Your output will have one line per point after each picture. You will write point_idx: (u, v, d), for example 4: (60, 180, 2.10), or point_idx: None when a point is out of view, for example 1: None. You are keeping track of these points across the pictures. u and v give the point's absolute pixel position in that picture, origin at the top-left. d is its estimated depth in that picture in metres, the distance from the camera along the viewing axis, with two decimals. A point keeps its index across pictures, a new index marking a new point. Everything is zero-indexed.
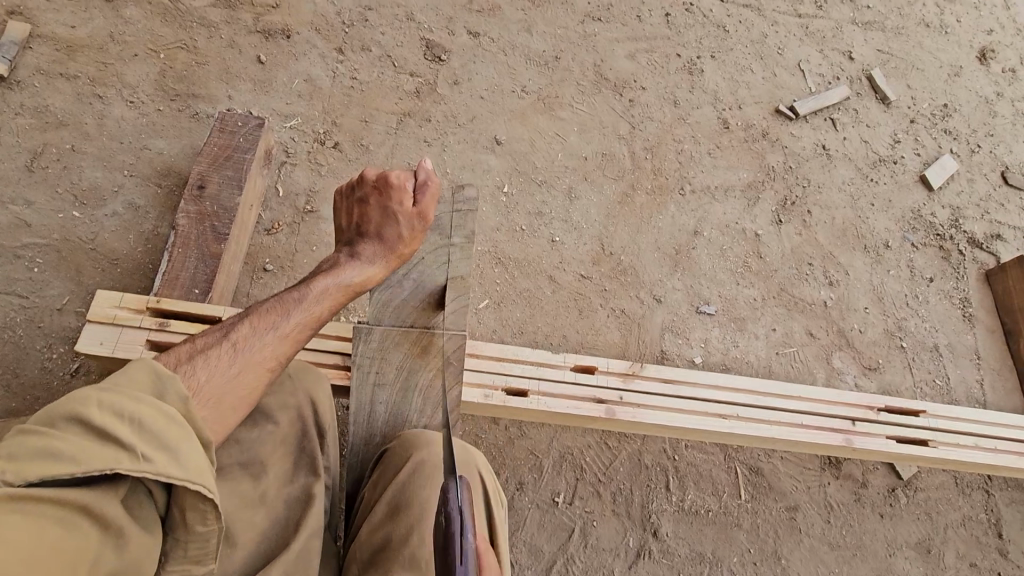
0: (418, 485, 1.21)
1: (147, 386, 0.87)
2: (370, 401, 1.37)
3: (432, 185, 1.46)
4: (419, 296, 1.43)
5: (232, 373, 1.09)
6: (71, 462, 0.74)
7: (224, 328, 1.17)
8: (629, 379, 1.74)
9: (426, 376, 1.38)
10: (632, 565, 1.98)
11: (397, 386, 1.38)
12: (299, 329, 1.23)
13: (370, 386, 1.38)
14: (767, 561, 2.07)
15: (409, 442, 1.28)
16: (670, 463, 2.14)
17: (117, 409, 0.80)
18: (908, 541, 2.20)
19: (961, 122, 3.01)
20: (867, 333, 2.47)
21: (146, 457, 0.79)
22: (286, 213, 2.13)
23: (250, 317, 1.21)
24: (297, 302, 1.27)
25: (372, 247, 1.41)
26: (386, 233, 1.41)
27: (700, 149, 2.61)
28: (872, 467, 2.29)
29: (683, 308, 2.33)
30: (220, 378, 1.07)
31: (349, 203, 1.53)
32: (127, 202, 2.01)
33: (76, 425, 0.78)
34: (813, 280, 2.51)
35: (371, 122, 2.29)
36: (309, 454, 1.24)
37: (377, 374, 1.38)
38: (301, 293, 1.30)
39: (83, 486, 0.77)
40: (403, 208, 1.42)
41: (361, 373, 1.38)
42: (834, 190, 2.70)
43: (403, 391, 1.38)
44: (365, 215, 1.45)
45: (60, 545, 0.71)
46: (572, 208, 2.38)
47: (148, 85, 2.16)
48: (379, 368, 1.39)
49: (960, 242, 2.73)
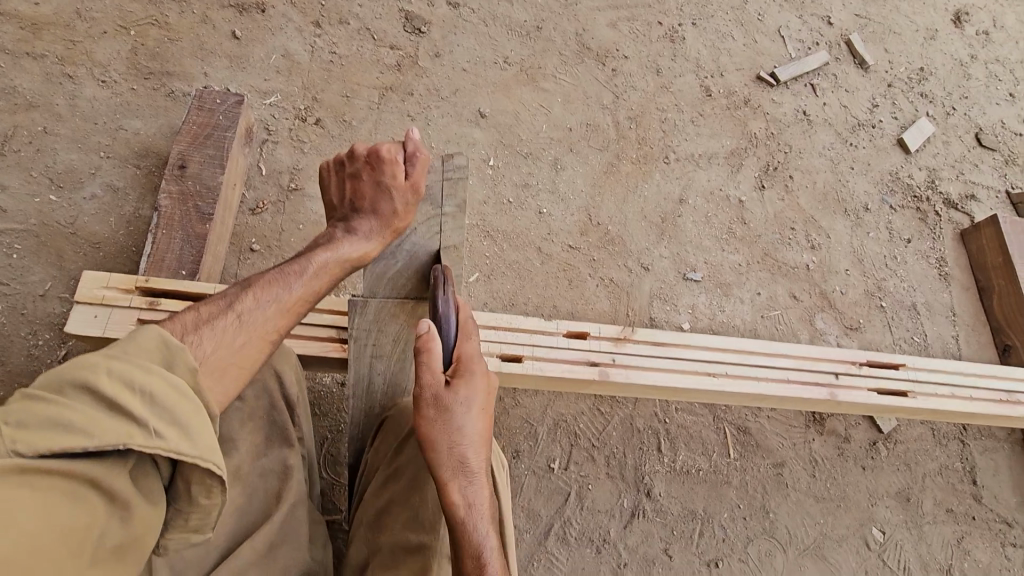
0: (419, 449, 1.24)
1: (152, 358, 0.86)
2: (365, 376, 1.38)
3: (421, 156, 1.45)
4: (412, 263, 1.43)
5: (236, 343, 1.07)
6: (81, 433, 0.75)
7: (225, 300, 1.15)
8: (621, 343, 1.77)
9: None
10: (627, 524, 2.04)
11: (393, 359, 1.39)
12: (300, 301, 1.23)
13: (365, 360, 1.38)
14: (757, 515, 2.15)
15: (409, 408, 1.30)
16: (662, 426, 2.19)
17: (126, 381, 0.81)
18: (889, 490, 2.30)
19: (936, 85, 3.07)
20: (848, 294, 2.54)
21: (156, 432, 0.80)
22: (270, 192, 2.10)
23: (250, 289, 1.20)
24: (297, 275, 1.27)
25: (367, 221, 1.40)
26: (381, 206, 1.40)
27: (683, 117, 2.62)
28: (853, 423, 2.37)
29: (671, 276, 2.37)
30: (227, 347, 1.06)
31: (339, 177, 1.51)
32: (106, 185, 1.97)
33: (86, 394, 0.79)
34: (795, 244, 2.56)
35: (353, 97, 2.25)
36: (280, 426, 1.26)
37: (371, 348, 1.39)
38: (299, 268, 1.29)
39: (94, 457, 0.78)
40: (395, 180, 1.42)
41: (355, 350, 1.38)
42: (815, 155, 2.74)
43: (400, 363, 1.39)
44: (358, 190, 1.44)
45: (71, 511, 0.74)
46: (559, 179, 2.39)
47: (119, 63, 2.09)
48: (372, 343, 1.39)
49: (936, 203, 2.81)
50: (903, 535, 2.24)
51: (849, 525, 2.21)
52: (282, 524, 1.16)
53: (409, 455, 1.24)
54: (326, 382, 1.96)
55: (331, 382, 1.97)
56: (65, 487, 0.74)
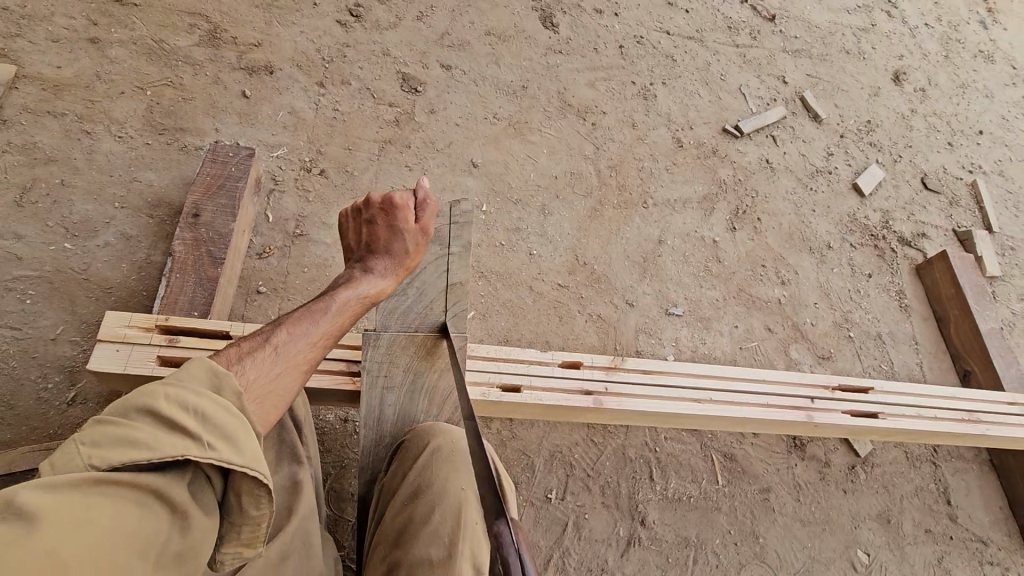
0: (435, 468, 1.32)
1: (204, 382, 0.94)
2: (377, 407, 1.46)
3: (430, 203, 1.63)
4: (423, 301, 1.57)
5: (278, 372, 1.16)
6: (146, 447, 0.81)
7: (262, 332, 1.23)
8: (613, 371, 1.90)
9: (434, 381, 1.51)
10: (625, 553, 2.09)
11: (406, 391, 1.49)
12: (329, 335, 1.32)
13: (378, 393, 1.47)
14: (747, 540, 2.22)
15: (424, 431, 1.38)
16: (653, 455, 2.28)
17: (182, 402, 0.88)
18: (870, 513, 2.41)
19: (883, 136, 3.39)
20: (818, 326, 2.72)
21: (212, 446, 0.86)
22: (276, 238, 2.21)
23: (285, 322, 1.28)
24: (325, 310, 1.36)
25: (384, 261, 1.53)
26: (395, 248, 1.54)
27: (658, 165, 2.86)
28: (832, 447, 2.50)
29: (654, 311, 2.53)
30: (269, 377, 1.14)
31: (356, 221, 1.67)
32: (119, 233, 2.06)
33: (147, 415, 0.85)
34: (767, 280, 2.76)
35: (355, 150, 2.42)
36: (289, 445, 1.34)
37: (385, 381, 1.48)
38: (326, 302, 1.38)
39: (155, 473, 0.82)
40: (408, 224, 1.58)
41: (370, 382, 1.48)
42: (780, 199, 2.98)
43: (411, 395, 1.49)
44: (373, 233, 1.58)
45: (137, 521, 0.77)
46: (547, 223, 2.56)
47: (135, 121, 2.23)
48: (386, 376, 1.49)
49: (891, 241, 3.07)
50: (887, 557, 2.33)
51: (836, 548, 2.30)
52: (298, 533, 1.22)
53: (428, 478, 1.32)
54: (329, 418, 2.03)
55: (333, 418, 2.03)
56: (130, 496, 0.78)
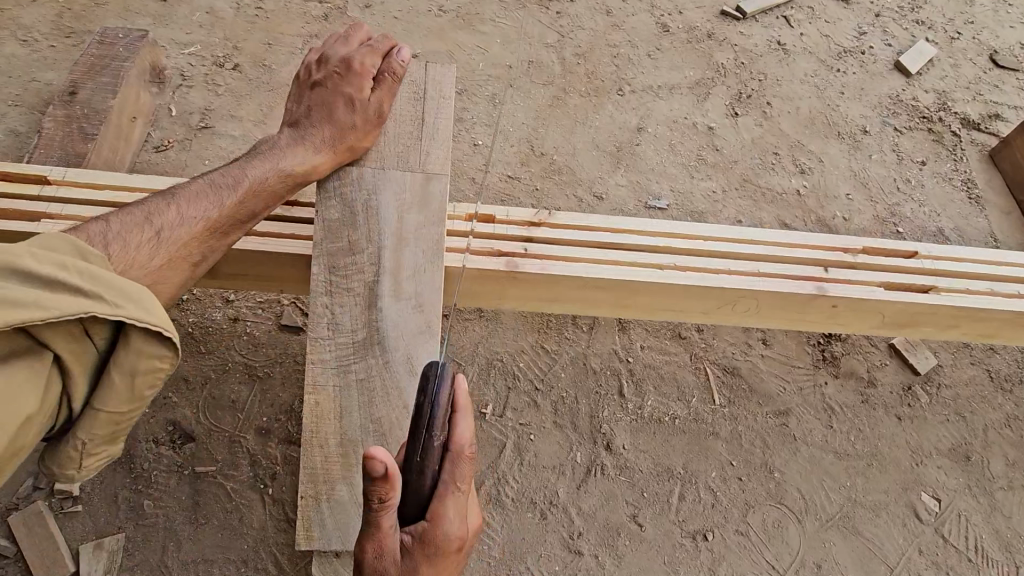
0: None
1: (63, 355, 0.78)
2: (437, 110, 1.27)
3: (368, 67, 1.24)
4: (419, 347, 1.08)
5: (150, 258, 1.01)
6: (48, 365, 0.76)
7: (170, 209, 1.07)
8: (534, 228, 1.47)
9: (399, 346, 1.08)
10: (582, 484, 1.60)
11: (341, 275, 1.11)
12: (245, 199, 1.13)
13: (350, 215, 1.16)
14: (756, 476, 1.67)
15: None
16: (624, 367, 1.78)
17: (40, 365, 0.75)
18: (939, 447, 1.78)
19: (934, 12, 2.77)
20: (852, 220, 2.14)
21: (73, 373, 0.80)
22: (177, 131, 1.98)
23: (205, 184, 1.13)
24: (242, 180, 1.14)
25: (320, 132, 1.19)
26: (334, 124, 1.19)
27: (638, 51, 2.43)
28: (879, 363, 1.88)
29: (630, 205, 2.07)
30: (142, 252, 1.00)
31: (330, 84, 1.24)
32: (8, 129, 1.89)
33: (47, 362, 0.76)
34: (781, 169, 2.22)
35: (276, 45, 2.19)
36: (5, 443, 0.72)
37: (413, 236, 1.15)
38: (266, 163, 1.18)
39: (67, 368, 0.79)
40: (359, 91, 1.21)
41: (357, 180, 1.19)
42: (795, 82, 2.45)
43: (343, 288, 1.11)
44: (326, 93, 1.23)
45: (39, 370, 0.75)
46: (496, 113, 2.20)
47: (45, 26, 2.11)
48: (398, 249, 1.14)
49: (952, 124, 2.42)
50: (967, 504, 1.70)
51: (889, 490, 1.69)
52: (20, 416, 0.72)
53: None
54: (216, 316, 1.70)
55: (222, 317, 1.70)
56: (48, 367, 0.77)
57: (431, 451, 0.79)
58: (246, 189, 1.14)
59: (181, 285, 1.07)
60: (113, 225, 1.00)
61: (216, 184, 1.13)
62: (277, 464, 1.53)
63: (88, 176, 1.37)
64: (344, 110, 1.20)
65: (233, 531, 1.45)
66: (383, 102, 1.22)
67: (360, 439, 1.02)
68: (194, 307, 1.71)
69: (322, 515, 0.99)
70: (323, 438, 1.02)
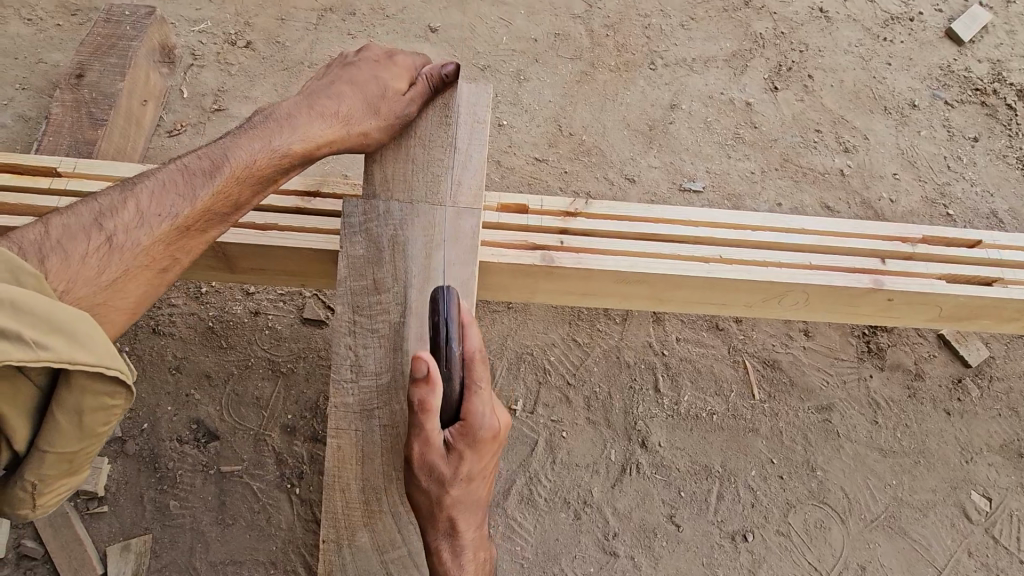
0: None
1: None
2: (471, 136, 1.15)
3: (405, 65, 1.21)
4: None
5: (111, 267, 0.87)
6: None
7: (133, 202, 0.92)
8: (570, 220, 1.37)
9: None
10: (617, 483, 1.55)
11: (366, 314, 1.03)
12: (230, 183, 0.99)
13: (376, 250, 1.06)
14: (798, 474, 1.60)
15: None
16: (659, 360, 1.70)
17: None
18: (990, 444, 1.69)
19: None
20: (899, 203, 2.02)
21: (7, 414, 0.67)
22: (190, 114, 1.90)
23: (180, 168, 0.98)
24: (225, 161, 1.01)
25: (331, 113, 1.12)
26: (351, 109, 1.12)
27: (670, 21, 2.28)
28: (927, 355, 1.78)
29: (663, 188, 1.96)
30: (102, 260, 0.87)
31: (360, 73, 1.19)
32: (16, 114, 1.82)
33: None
34: (823, 147, 2.09)
35: (289, 20, 2.08)
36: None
37: (441, 272, 1.05)
38: (258, 140, 1.05)
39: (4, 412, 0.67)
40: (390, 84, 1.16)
41: (384, 212, 1.09)
42: (838, 52, 2.29)
43: (367, 327, 1.02)
44: (354, 79, 1.18)
45: None
46: (521, 90, 2.09)
47: (48, 3, 2.01)
48: (425, 286, 1.04)
49: (1008, 96, 2.25)
50: (1020, 504, 1.62)
51: (937, 489, 1.62)
52: None
53: None
54: (236, 310, 1.65)
55: (242, 310, 1.64)
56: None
57: (454, 362, 0.83)
58: (227, 172, 1.00)
59: (148, 298, 0.92)
60: (59, 232, 0.87)
61: (192, 170, 0.98)
62: (303, 462, 1.49)
63: (96, 166, 1.29)
64: (366, 97, 1.14)
65: (261, 532, 1.42)
66: (416, 104, 1.14)
67: (383, 484, 0.95)
68: (215, 300, 1.65)
69: (345, 561, 0.91)
70: (345, 482, 0.95)
